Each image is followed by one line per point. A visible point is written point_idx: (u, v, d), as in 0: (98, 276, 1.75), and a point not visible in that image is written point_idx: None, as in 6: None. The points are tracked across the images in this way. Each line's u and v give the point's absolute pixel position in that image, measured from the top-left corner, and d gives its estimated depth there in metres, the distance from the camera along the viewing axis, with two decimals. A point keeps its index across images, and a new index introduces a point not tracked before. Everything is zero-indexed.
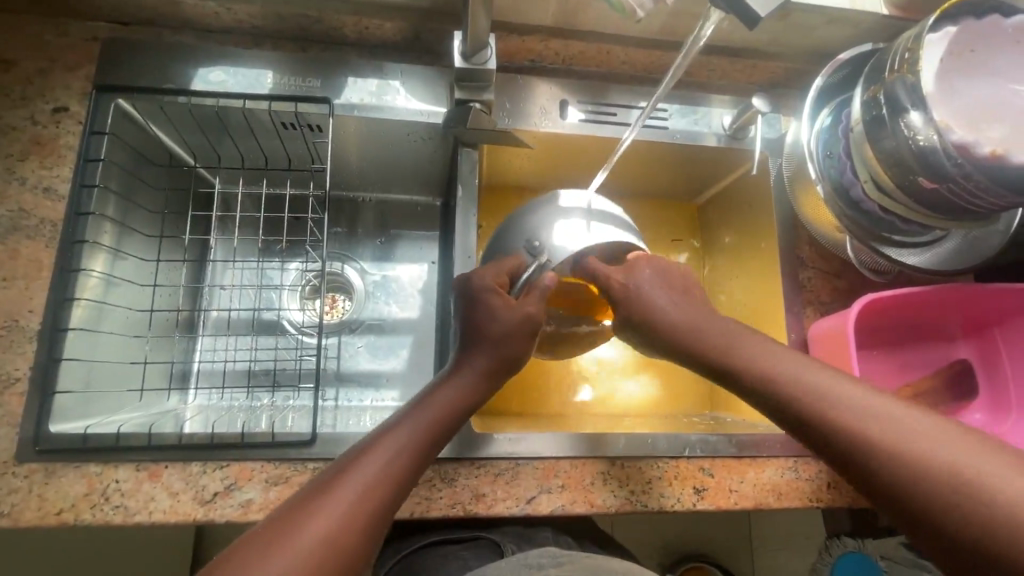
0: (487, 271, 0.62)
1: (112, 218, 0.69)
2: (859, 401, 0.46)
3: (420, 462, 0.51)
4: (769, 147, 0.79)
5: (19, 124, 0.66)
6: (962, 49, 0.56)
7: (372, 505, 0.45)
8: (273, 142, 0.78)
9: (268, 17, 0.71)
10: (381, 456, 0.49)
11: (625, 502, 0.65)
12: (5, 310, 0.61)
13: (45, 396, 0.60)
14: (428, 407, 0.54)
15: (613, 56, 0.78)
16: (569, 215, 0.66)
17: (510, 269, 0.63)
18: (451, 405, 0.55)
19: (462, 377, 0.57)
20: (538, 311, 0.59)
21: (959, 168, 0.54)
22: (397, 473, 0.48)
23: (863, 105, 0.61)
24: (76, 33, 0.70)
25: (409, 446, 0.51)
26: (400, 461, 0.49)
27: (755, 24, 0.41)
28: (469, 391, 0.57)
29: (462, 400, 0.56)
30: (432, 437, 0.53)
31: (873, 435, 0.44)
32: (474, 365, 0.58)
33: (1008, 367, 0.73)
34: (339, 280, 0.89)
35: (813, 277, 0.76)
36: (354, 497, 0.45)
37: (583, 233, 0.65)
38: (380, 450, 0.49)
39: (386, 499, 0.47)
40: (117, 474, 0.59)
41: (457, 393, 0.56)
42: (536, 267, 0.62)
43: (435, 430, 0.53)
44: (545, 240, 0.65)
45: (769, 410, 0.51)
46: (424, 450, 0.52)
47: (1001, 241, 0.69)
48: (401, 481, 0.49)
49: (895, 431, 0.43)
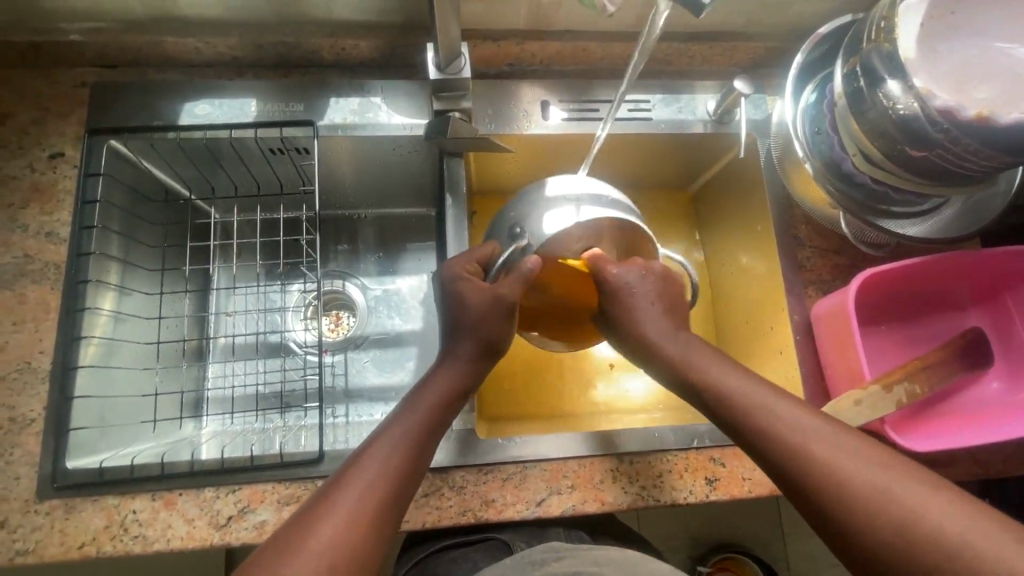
0: (457, 261, 0.61)
1: (115, 255, 0.71)
2: (838, 454, 0.47)
3: (416, 458, 0.51)
4: (756, 128, 0.78)
5: (19, 173, 0.69)
6: (944, 11, 0.56)
7: (374, 507, 0.46)
8: (263, 169, 0.79)
9: (248, 48, 0.72)
10: (379, 463, 0.49)
11: (636, 498, 0.65)
12: (17, 353, 0.63)
13: (60, 434, 0.62)
14: (416, 407, 0.54)
15: (590, 53, 0.77)
16: (561, 202, 0.65)
17: (482, 257, 0.62)
18: (439, 403, 0.55)
19: (449, 372, 0.57)
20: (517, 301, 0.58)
21: (946, 134, 0.53)
22: (394, 478, 0.49)
23: (843, 78, 0.60)
24: (65, 80, 0.72)
25: (409, 448, 0.51)
26: (392, 465, 0.49)
27: (701, 10, 0.44)
28: (458, 379, 0.57)
29: (453, 387, 0.57)
30: (425, 434, 0.53)
31: (844, 484, 0.46)
32: (470, 357, 0.58)
33: (1022, 331, 0.70)
34: (341, 298, 0.91)
35: (812, 256, 0.75)
36: (360, 504, 0.46)
37: (572, 219, 0.64)
38: (375, 459, 0.49)
39: (392, 505, 0.48)
40: (134, 505, 0.61)
41: (445, 387, 0.56)
42: (515, 250, 0.61)
43: (424, 426, 0.53)
44: (527, 226, 0.64)
45: (758, 457, 0.52)
46: (421, 446, 0.52)
47: (1003, 203, 0.67)
48: (399, 478, 0.49)
49: (859, 476, 0.46)
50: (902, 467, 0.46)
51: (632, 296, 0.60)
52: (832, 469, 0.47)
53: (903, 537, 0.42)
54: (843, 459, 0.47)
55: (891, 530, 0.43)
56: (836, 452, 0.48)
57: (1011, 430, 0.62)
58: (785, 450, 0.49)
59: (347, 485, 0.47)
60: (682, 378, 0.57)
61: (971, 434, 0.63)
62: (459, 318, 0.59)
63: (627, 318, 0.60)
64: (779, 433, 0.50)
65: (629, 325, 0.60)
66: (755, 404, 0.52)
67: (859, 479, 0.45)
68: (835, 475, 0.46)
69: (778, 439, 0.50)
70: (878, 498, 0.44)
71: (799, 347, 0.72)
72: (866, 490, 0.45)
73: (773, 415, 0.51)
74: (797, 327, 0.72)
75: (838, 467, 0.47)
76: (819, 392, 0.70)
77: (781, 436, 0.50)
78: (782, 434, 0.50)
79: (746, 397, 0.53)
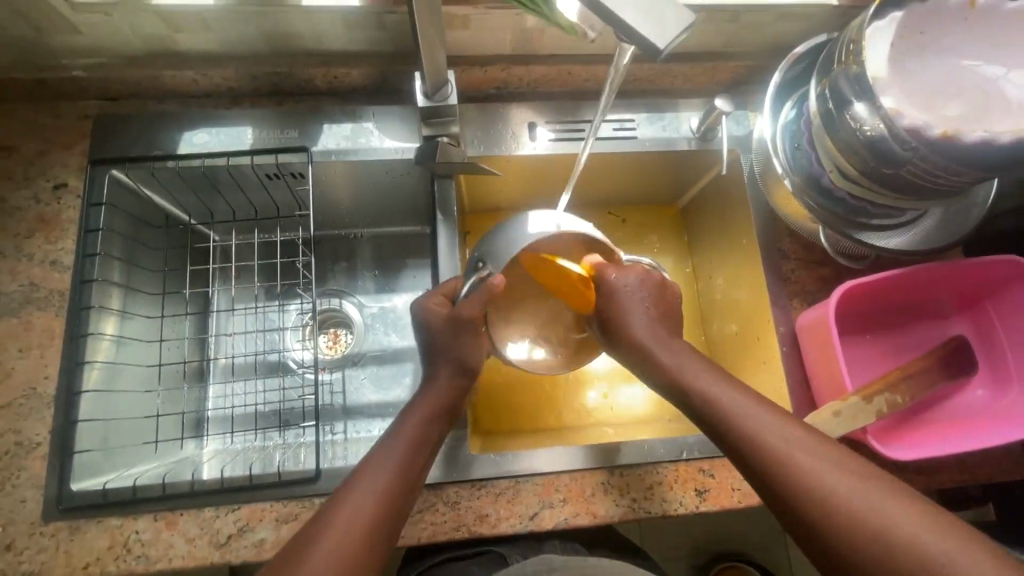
0: (426, 297, 0.63)
1: (118, 281, 0.73)
2: (826, 470, 0.48)
3: (409, 474, 0.53)
4: (738, 143, 0.80)
5: (23, 204, 0.71)
6: (911, 31, 0.58)
7: (369, 525, 0.48)
8: (260, 193, 0.81)
9: (244, 78, 0.75)
10: (371, 483, 0.50)
11: (627, 510, 0.66)
12: (24, 379, 0.66)
13: (65, 457, 0.64)
14: (405, 426, 0.56)
15: (575, 75, 0.79)
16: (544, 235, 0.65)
17: (448, 290, 0.64)
18: (426, 420, 0.58)
19: (434, 391, 0.60)
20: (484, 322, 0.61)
21: (915, 152, 0.55)
22: (388, 496, 0.50)
23: (816, 99, 0.62)
24: (68, 113, 0.75)
25: (401, 466, 0.53)
26: (384, 483, 0.51)
27: (658, 54, 0.37)
28: (444, 396, 0.60)
29: (439, 404, 0.59)
30: (416, 449, 0.55)
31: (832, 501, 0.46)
32: (451, 379, 0.61)
33: (1005, 339, 0.71)
34: (339, 316, 0.93)
35: (797, 268, 0.76)
36: (353, 524, 0.47)
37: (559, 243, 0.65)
38: (366, 479, 0.51)
39: (384, 522, 0.49)
40: (137, 525, 0.62)
41: (431, 404, 0.59)
42: (474, 280, 0.61)
43: (415, 443, 0.55)
44: (489, 258, 0.65)
45: (746, 468, 0.52)
46: (413, 462, 0.54)
47: (981, 213, 0.69)
48: (393, 496, 0.51)
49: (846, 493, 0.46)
50: (889, 484, 0.46)
51: (625, 299, 0.61)
52: (815, 474, 0.48)
53: (877, 542, 0.44)
54: (831, 475, 0.47)
55: (876, 547, 0.44)
56: (824, 467, 0.48)
57: (993, 439, 0.63)
58: (772, 454, 0.50)
59: (340, 505, 0.49)
60: (676, 389, 0.58)
61: (954, 443, 0.64)
62: (430, 344, 0.62)
63: (622, 321, 0.61)
64: (764, 437, 0.51)
65: (620, 326, 0.61)
66: (746, 417, 0.53)
67: (846, 496, 0.46)
68: (823, 490, 0.47)
69: (765, 444, 0.51)
70: (856, 504, 0.45)
71: (785, 358, 0.73)
72: (847, 496, 0.46)
73: (764, 428, 0.52)
74: (782, 339, 0.74)
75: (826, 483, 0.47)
76: (806, 402, 0.72)
77: (766, 440, 0.51)
78: (768, 439, 0.51)
79: (737, 409, 0.54)
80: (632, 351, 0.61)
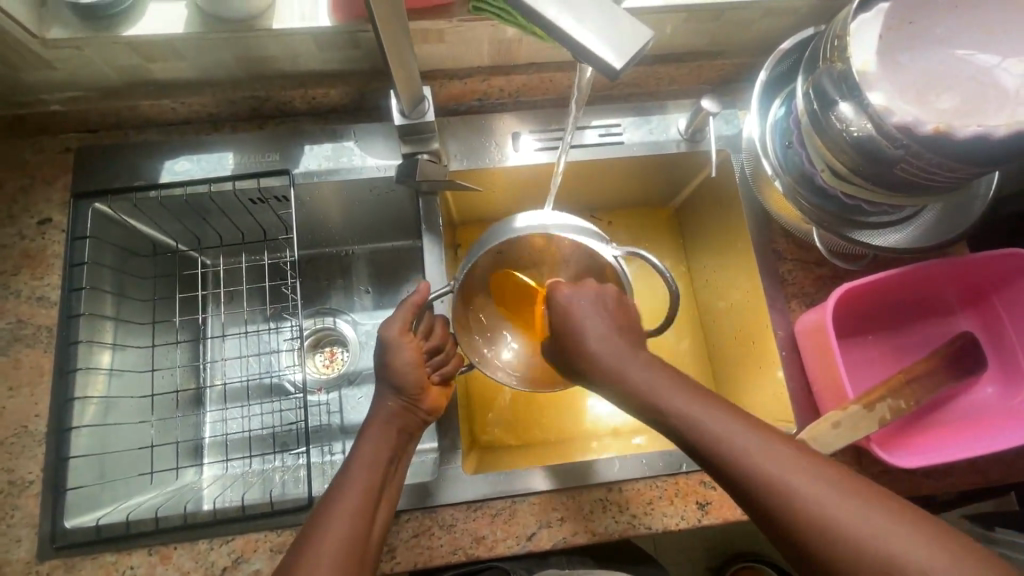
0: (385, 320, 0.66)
1: (108, 314, 0.73)
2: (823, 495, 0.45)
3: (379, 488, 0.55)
4: (728, 143, 0.78)
5: (9, 241, 0.71)
6: (899, 23, 0.56)
7: (351, 548, 0.50)
8: (245, 217, 0.81)
9: (222, 104, 0.75)
10: (341, 513, 0.52)
11: (627, 527, 0.65)
12: (14, 418, 0.66)
13: (56, 495, 0.63)
14: (368, 445, 0.57)
15: (557, 82, 0.78)
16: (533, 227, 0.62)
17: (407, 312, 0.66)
18: (389, 435, 0.59)
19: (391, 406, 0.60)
20: (406, 335, 0.60)
21: (906, 150, 0.53)
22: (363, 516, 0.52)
23: (802, 98, 0.60)
24: (49, 148, 0.75)
25: (362, 504, 0.53)
26: (356, 503, 0.53)
27: (615, 75, 0.36)
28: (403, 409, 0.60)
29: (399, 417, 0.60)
30: (382, 466, 0.56)
31: (833, 528, 0.44)
32: (404, 395, 0.60)
33: (1013, 334, 0.68)
34: (333, 335, 0.92)
35: (794, 269, 0.74)
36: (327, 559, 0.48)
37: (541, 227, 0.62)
38: (326, 524, 0.51)
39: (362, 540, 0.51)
40: (131, 561, 0.62)
41: (394, 419, 0.60)
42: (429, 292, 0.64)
43: (381, 461, 0.57)
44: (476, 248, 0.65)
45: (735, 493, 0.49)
46: (380, 478, 0.56)
47: (983, 206, 0.66)
48: (366, 514, 0.52)
49: (850, 520, 0.44)
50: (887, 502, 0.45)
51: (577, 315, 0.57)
52: (795, 483, 0.46)
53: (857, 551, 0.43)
54: (829, 500, 0.45)
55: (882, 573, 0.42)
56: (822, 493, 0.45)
57: (1001, 441, 0.60)
58: (749, 465, 0.48)
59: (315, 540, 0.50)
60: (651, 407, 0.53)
61: (960, 447, 0.62)
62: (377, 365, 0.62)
63: (583, 339, 0.56)
64: (749, 450, 0.48)
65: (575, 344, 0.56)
66: (734, 437, 0.49)
67: (846, 521, 0.44)
68: (822, 517, 0.44)
69: (759, 466, 0.47)
70: (849, 522, 0.44)
71: (786, 363, 0.71)
72: (848, 520, 0.44)
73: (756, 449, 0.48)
74: (781, 343, 0.71)
75: (824, 508, 0.45)
76: (808, 408, 0.70)
77: (749, 453, 0.48)
78: (746, 448, 0.48)
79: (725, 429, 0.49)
80: (592, 377, 0.56)
